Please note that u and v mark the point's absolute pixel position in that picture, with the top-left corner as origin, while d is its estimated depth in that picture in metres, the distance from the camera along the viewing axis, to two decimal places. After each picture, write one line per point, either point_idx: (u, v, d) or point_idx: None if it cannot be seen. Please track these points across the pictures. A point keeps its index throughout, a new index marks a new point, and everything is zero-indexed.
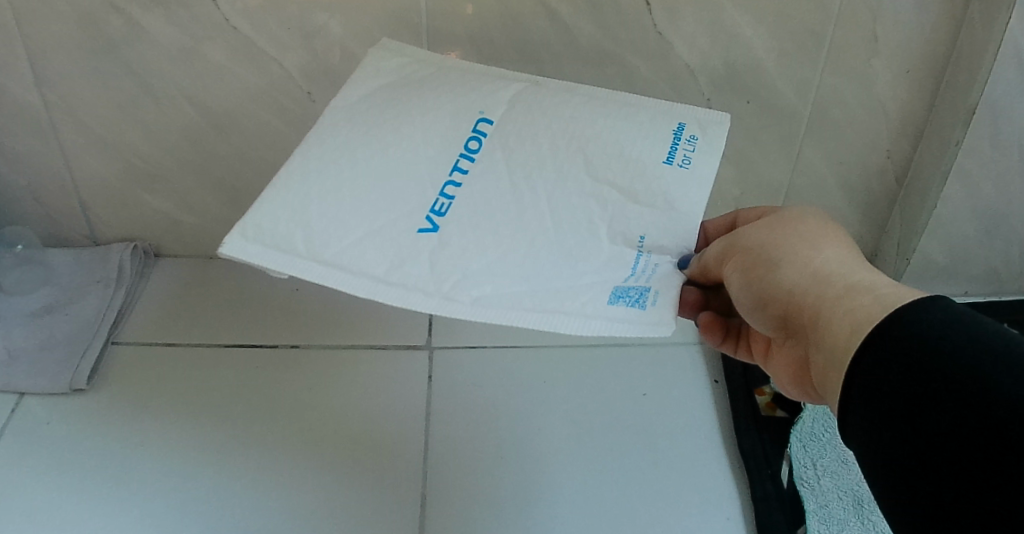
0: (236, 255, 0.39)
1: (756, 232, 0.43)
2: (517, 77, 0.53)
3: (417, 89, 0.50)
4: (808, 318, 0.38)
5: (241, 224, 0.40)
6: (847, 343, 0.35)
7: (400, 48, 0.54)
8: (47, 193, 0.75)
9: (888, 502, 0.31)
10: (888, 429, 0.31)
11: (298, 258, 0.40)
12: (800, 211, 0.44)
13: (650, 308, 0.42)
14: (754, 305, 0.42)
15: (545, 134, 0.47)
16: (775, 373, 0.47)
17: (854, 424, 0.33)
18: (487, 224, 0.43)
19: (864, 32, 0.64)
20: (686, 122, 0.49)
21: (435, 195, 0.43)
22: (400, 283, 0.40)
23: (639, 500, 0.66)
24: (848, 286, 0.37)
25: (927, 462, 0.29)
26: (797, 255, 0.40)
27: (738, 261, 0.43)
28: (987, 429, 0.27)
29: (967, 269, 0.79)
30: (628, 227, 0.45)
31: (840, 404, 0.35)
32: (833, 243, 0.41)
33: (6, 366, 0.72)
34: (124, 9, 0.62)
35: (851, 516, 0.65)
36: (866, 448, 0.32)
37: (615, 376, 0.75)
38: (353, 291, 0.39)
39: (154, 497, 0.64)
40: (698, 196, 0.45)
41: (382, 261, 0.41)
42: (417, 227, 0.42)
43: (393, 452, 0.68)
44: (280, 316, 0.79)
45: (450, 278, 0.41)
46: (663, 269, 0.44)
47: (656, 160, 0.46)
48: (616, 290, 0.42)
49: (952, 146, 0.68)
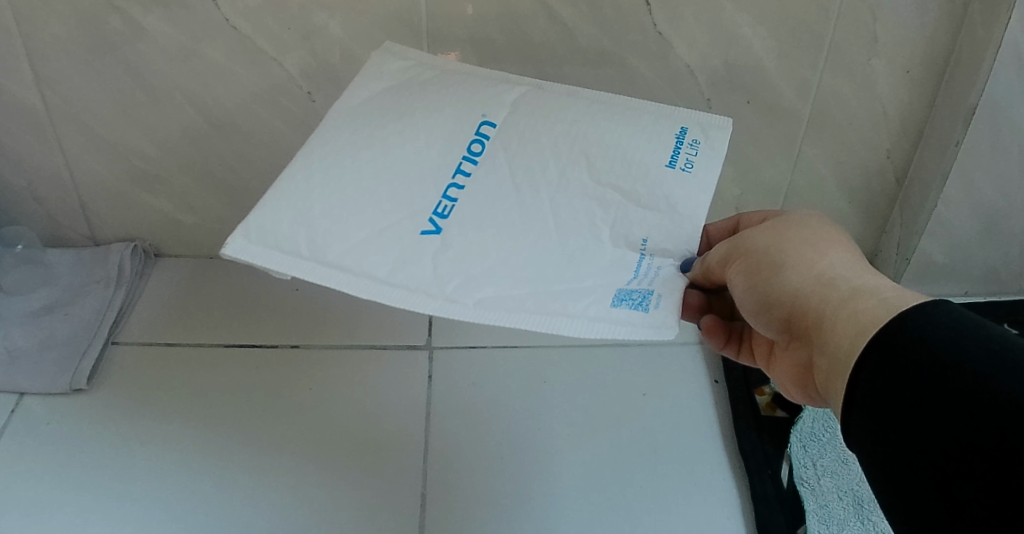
0: (239, 256, 0.39)
1: (759, 235, 0.43)
2: (518, 80, 0.53)
3: (419, 92, 0.50)
4: (812, 321, 0.38)
5: (244, 226, 0.40)
6: (851, 345, 0.35)
7: (402, 51, 0.54)
8: (47, 192, 0.75)
9: (891, 504, 0.31)
10: (892, 432, 0.31)
11: (301, 259, 0.40)
12: (803, 215, 0.44)
13: (653, 310, 0.41)
14: (758, 308, 0.42)
15: (548, 137, 0.48)
16: (779, 376, 0.47)
17: (859, 428, 0.33)
18: (491, 226, 0.43)
19: (865, 33, 0.64)
20: (688, 126, 0.49)
21: (439, 198, 0.44)
22: (402, 285, 0.40)
23: (639, 500, 0.66)
24: (853, 289, 0.37)
25: (930, 465, 0.29)
26: (801, 258, 0.40)
27: (741, 264, 0.43)
28: (993, 432, 0.27)
29: (966, 270, 0.79)
30: (630, 229, 0.45)
31: (844, 408, 0.35)
32: (836, 247, 0.41)
33: (7, 365, 0.72)
34: (124, 9, 0.62)
35: (851, 516, 0.65)
36: (873, 452, 0.32)
37: (616, 377, 0.75)
38: (356, 293, 0.39)
39: (155, 496, 0.64)
40: (701, 199, 0.45)
41: (384, 263, 0.41)
42: (420, 229, 0.42)
43: (394, 452, 0.68)
44: (281, 317, 0.79)
45: (452, 281, 0.41)
46: (666, 272, 0.44)
47: (658, 163, 0.46)
48: (619, 293, 0.42)
49: (952, 146, 0.68)
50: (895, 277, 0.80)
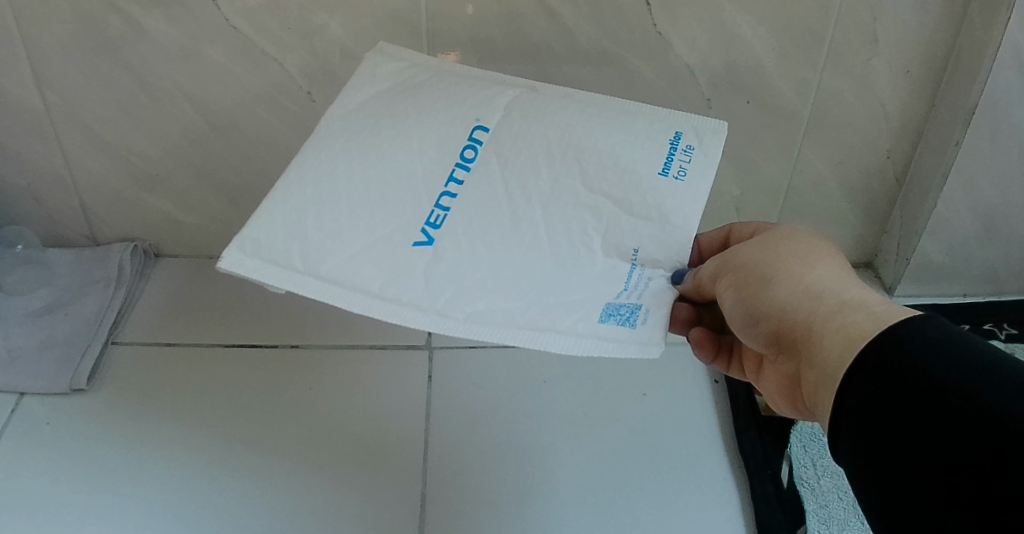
0: (235, 270, 0.40)
1: (748, 249, 0.43)
2: (514, 82, 0.53)
3: (414, 95, 0.50)
4: (800, 334, 0.38)
5: (239, 239, 0.41)
6: (840, 359, 0.34)
7: (397, 52, 0.53)
8: (47, 193, 0.76)
9: (878, 519, 0.31)
10: (880, 445, 0.31)
11: (296, 273, 0.40)
12: (793, 229, 0.44)
13: (640, 326, 0.42)
14: (746, 321, 0.42)
15: (542, 142, 0.47)
16: (767, 388, 0.47)
17: (847, 443, 0.33)
18: (483, 237, 0.43)
19: (865, 32, 0.64)
20: (683, 130, 0.49)
21: (431, 207, 0.44)
22: (395, 300, 0.41)
23: (637, 501, 0.66)
24: (842, 303, 0.37)
25: (918, 479, 0.29)
26: (789, 271, 0.40)
27: (730, 278, 0.43)
28: (982, 449, 0.27)
29: (967, 269, 0.78)
30: (622, 239, 0.45)
31: (832, 423, 0.35)
32: (824, 260, 0.41)
33: (7, 366, 0.72)
34: (124, 9, 0.62)
35: (851, 516, 0.65)
36: (861, 467, 0.32)
37: (614, 376, 0.75)
38: (349, 307, 0.40)
39: (156, 496, 0.64)
40: (693, 210, 0.46)
41: (377, 276, 0.41)
42: (413, 240, 0.42)
43: (393, 453, 0.68)
44: (280, 317, 0.79)
45: (445, 293, 0.41)
46: (656, 284, 0.44)
47: (652, 171, 0.46)
48: (607, 308, 0.42)
49: (952, 146, 0.68)
50: (895, 277, 0.80)
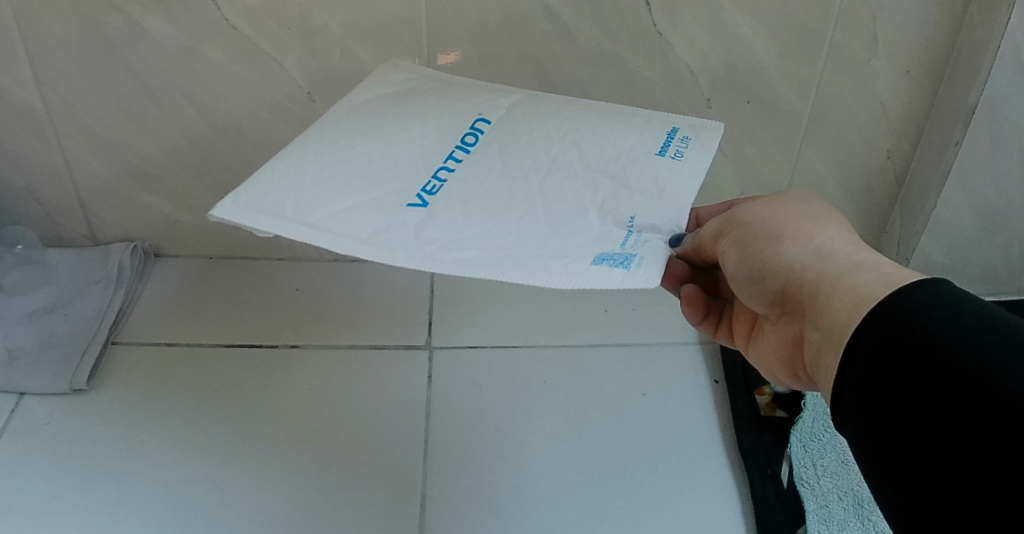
0: (228, 219, 0.39)
1: (754, 209, 0.44)
2: (517, 91, 0.55)
3: (422, 98, 0.52)
4: (807, 294, 0.38)
5: (234, 193, 0.41)
6: (847, 318, 0.34)
7: (410, 67, 0.58)
8: (48, 193, 0.76)
9: (877, 482, 0.31)
10: (885, 407, 0.31)
11: (286, 221, 0.40)
12: (802, 195, 0.44)
13: (635, 269, 0.39)
14: (750, 279, 0.42)
15: (541, 130, 0.49)
16: (764, 353, 0.46)
17: (851, 407, 0.33)
18: (477, 203, 0.43)
19: (864, 31, 0.64)
20: (680, 126, 0.50)
21: (428, 178, 0.44)
22: (383, 246, 0.39)
23: (638, 499, 0.66)
24: (852, 263, 0.37)
25: (920, 442, 0.29)
26: (797, 231, 0.41)
27: (732, 236, 0.44)
28: (989, 411, 0.27)
29: (966, 269, 0.78)
30: (618, 208, 0.44)
31: (835, 385, 0.35)
32: (834, 225, 0.41)
33: (7, 365, 0.72)
34: (124, 9, 0.63)
35: (851, 516, 0.64)
36: (864, 432, 0.32)
37: (616, 376, 0.75)
38: (335, 249, 0.39)
39: (155, 496, 0.64)
40: (689, 181, 0.46)
41: (369, 226, 0.40)
42: (407, 202, 0.42)
43: (392, 456, 0.67)
44: (281, 314, 0.79)
45: (434, 243, 0.40)
46: (654, 244, 0.42)
47: (649, 152, 0.48)
48: (600, 255, 0.40)
49: (952, 146, 0.68)
50: None
